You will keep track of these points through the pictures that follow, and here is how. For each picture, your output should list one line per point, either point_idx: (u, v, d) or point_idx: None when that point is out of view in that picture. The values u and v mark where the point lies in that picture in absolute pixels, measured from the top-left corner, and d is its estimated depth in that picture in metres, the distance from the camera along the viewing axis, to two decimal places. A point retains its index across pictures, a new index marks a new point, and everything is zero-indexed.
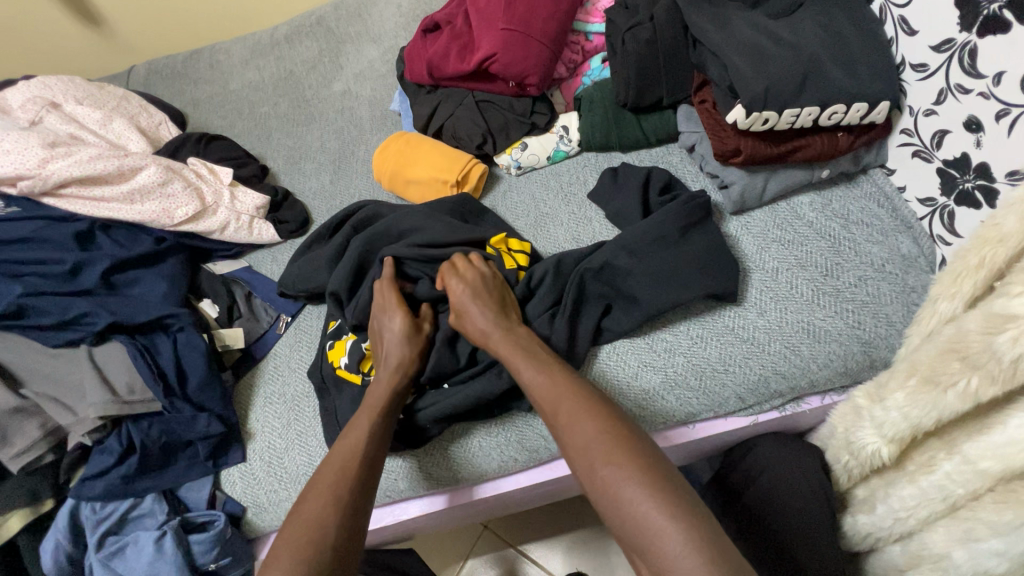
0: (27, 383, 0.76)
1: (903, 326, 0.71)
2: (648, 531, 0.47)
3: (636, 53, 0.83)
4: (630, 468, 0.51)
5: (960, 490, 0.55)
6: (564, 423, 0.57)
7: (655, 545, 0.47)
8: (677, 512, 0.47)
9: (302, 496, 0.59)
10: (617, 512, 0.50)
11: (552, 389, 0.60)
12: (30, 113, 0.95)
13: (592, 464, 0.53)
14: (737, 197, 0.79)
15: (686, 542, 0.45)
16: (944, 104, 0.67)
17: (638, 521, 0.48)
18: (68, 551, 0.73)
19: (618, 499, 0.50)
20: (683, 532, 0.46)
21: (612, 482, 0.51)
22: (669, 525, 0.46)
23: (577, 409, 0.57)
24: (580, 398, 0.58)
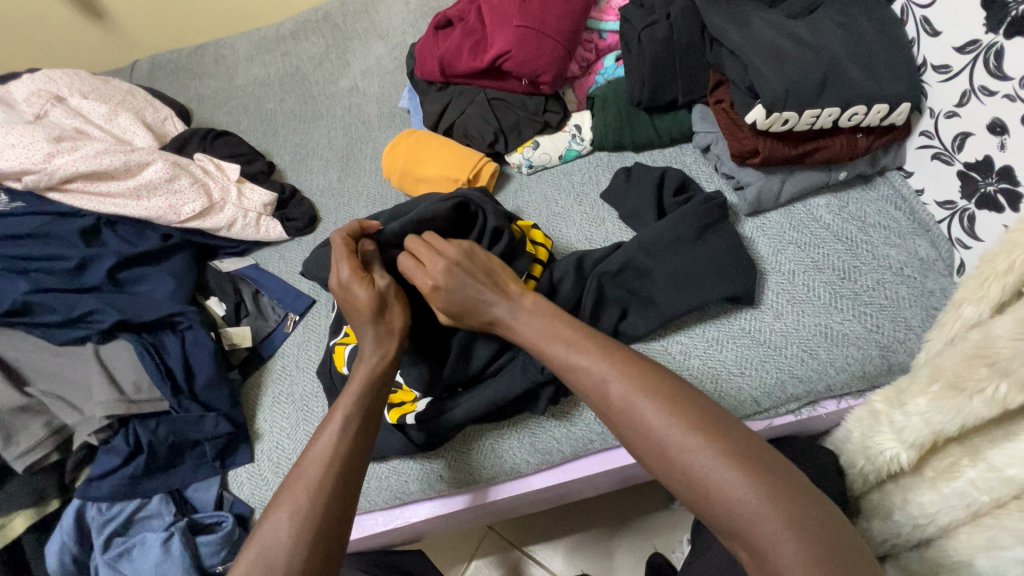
0: (33, 381, 0.75)
1: (922, 330, 0.70)
2: (747, 518, 0.44)
3: (652, 51, 0.82)
4: (716, 449, 0.47)
5: (985, 497, 0.55)
6: (622, 411, 0.52)
7: (754, 531, 0.44)
8: (774, 494, 0.45)
9: (272, 501, 0.53)
10: (707, 499, 0.47)
11: (601, 369, 0.55)
12: (35, 107, 0.94)
13: (668, 449, 0.49)
14: (753, 199, 0.78)
15: (789, 526, 0.43)
16: (967, 106, 0.66)
17: (733, 506, 0.45)
18: (73, 552, 0.72)
19: (706, 488, 0.47)
20: (786, 517, 0.44)
21: (699, 468, 0.47)
22: (770, 508, 0.44)
23: (632, 391, 0.52)
24: (633, 373, 0.54)
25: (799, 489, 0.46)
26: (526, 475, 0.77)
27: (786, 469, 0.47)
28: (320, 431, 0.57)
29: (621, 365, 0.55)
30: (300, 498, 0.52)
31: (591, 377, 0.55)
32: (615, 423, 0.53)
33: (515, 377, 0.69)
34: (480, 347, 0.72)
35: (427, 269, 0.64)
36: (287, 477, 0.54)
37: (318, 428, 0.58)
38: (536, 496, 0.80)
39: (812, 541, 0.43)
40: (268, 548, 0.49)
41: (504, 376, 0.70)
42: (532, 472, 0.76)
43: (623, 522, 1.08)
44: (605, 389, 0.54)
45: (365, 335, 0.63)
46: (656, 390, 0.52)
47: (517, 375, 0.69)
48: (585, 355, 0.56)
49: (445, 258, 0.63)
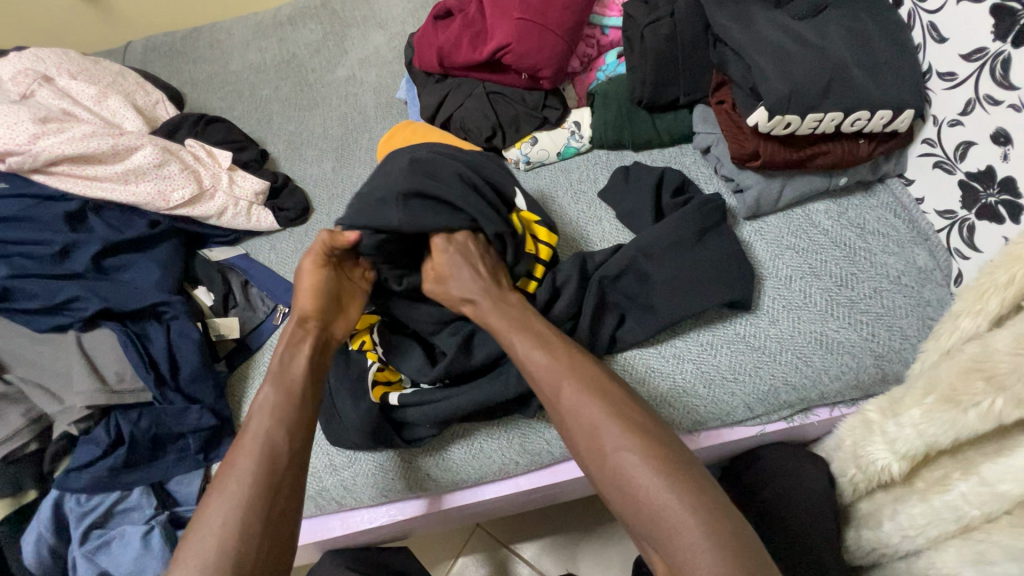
0: (13, 368, 0.73)
1: (918, 340, 0.69)
2: (667, 523, 0.46)
3: (655, 49, 0.81)
4: (648, 456, 0.49)
5: (976, 512, 0.55)
6: (569, 406, 0.55)
7: (673, 536, 0.46)
8: (698, 508, 0.46)
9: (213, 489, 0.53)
10: (631, 504, 0.49)
11: (557, 367, 0.57)
12: (21, 87, 0.91)
13: (604, 450, 0.51)
14: (752, 202, 0.77)
15: (706, 535, 0.45)
16: (970, 115, 0.65)
17: (655, 512, 0.47)
18: (51, 544, 0.70)
19: (632, 492, 0.49)
20: (706, 530, 0.45)
21: (626, 470, 0.50)
22: (690, 517, 0.46)
23: (582, 389, 0.55)
24: (586, 376, 0.56)
25: (724, 508, 0.47)
26: (515, 476, 0.76)
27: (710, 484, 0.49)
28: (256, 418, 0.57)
29: (575, 364, 0.58)
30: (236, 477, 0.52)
31: (542, 379, 0.58)
32: (560, 418, 0.56)
33: (510, 380, 0.68)
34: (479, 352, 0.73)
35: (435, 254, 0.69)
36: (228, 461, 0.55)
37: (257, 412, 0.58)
38: (523, 498, 0.80)
39: (727, 553, 0.44)
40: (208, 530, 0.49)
41: (499, 378, 0.69)
42: (520, 473, 0.75)
43: (610, 523, 1.08)
44: (555, 385, 0.56)
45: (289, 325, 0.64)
46: (603, 391, 0.55)
47: (512, 380, 0.68)
48: (543, 355, 0.59)
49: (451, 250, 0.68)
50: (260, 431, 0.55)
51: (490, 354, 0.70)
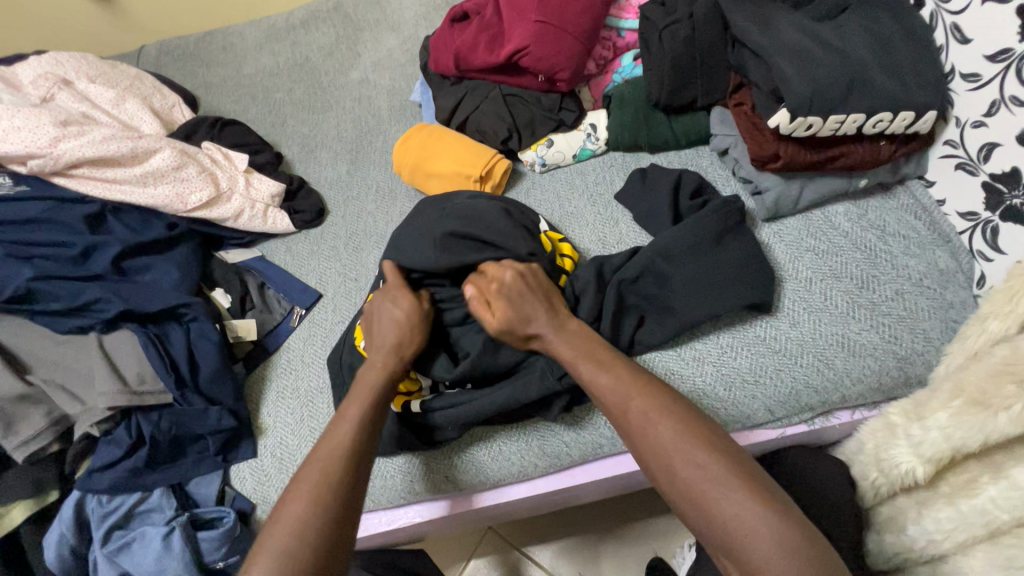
0: (34, 369, 0.74)
1: (940, 343, 0.69)
2: (742, 534, 0.46)
3: (672, 51, 0.81)
4: (717, 467, 0.50)
5: (1005, 516, 0.54)
6: (636, 420, 0.55)
7: (750, 548, 0.46)
8: (775, 519, 0.46)
9: (294, 485, 0.55)
10: (704, 516, 0.49)
11: (620, 382, 0.58)
12: (41, 90, 0.92)
13: (672, 463, 0.51)
14: (771, 204, 0.77)
15: (782, 545, 0.45)
16: (995, 116, 0.65)
17: (728, 524, 0.47)
18: (72, 544, 0.70)
19: (705, 504, 0.48)
20: (784, 542, 0.45)
21: (697, 483, 0.49)
22: (765, 527, 0.46)
23: (647, 404, 0.55)
24: (651, 391, 0.57)
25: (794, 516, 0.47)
26: (533, 478, 0.76)
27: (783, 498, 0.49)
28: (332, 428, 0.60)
29: (638, 380, 0.58)
30: (321, 479, 0.55)
31: (606, 393, 0.58)
32: (626, 433, 0.56)
33: (531, 381, 0.68)
34: None
35: (495, 277, 0.69)
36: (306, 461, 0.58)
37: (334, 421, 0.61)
38: (540, 500, 0.79)
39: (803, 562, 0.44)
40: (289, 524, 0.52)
41: (518, 380, 0.69)
42: (539, 475, 0.75)
43: (624, 526, 1.07)
44: (619, 400, 0.57)
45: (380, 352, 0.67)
46: (668, 406, 0.55)
47: (533, 381, 0.68)
48: (606, 371, 0.59)
49: (513, 271, 0.69)
50: (346, 437, 0.59)
51: (508, 356, 0.71)
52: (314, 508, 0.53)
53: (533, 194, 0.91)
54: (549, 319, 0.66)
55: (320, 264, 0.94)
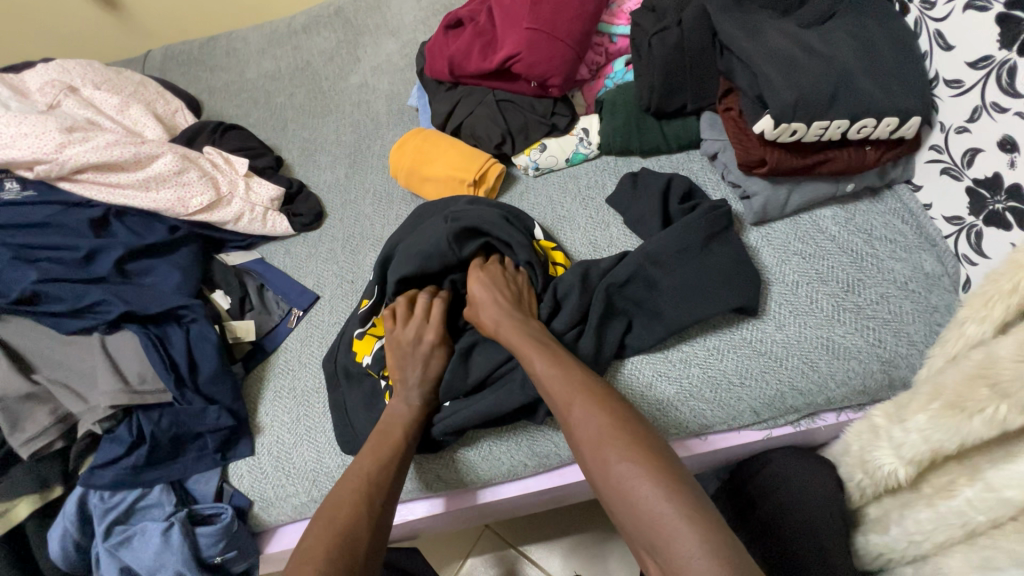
0: (39, 368, 0.76)
1: (924, 346, 0.70)
2: (664, 531, 0.46)
3: (662, 56, 0.82)
4: (648, 466, 0.51)
5: (982, 517, 0.55)
6: (578, 417, 0.57)
7: (668, 543, 0.46)
8: (695, 516, 0.46)
9: (338, 487, 0.62)
10: (632, 515, 0.49)
11: (568, 381, 0.61)
12: (48, 97, 0.95)
13: (606, 462, 0.53)
14: (759, 209, 0.78)
15: (702, 542, 0.44)
16: (977, 122, 0.66)
17: (650, 518, 0.47)
18: (75, 539, 0.73)
19: (629, 499, 0.49)
20: (702, 539, 0.45)
21: (625, 478, 0.51)
22: (686, 525, 0.46)
23: (589, 402, 0.58)
24: (596, 392, 0.59)
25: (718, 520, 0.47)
26: (523, 477, 0.78)
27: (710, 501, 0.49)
28: (367, 454, 0.65)
29: (585, 381, 0.61)
30: (364, 485, 0.62)
31: (554, 393, 0.61)
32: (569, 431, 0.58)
33: (513, 390, 0.70)
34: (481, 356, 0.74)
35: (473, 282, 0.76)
36: (350, 469, 0.64)
37: (376, 438, 0.68)
38: (531, 500, 0.81)
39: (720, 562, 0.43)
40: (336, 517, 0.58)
41: (502, 389, 0.71)
42: (529, 474, 0.77)
43: None
44: (565, 403, 0.59)
45: (415, 389, 0.72)
46: (609, 406, 0.57)
47: (515, 390, 0.70)
48: (556, 370, 0.62)
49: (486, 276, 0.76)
50: (389, 453, 0.66)
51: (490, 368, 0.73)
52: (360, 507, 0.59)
53: (526, 198, 0.93)
54: (513, 315, 0.71)
55: (318, 266, 0.96)
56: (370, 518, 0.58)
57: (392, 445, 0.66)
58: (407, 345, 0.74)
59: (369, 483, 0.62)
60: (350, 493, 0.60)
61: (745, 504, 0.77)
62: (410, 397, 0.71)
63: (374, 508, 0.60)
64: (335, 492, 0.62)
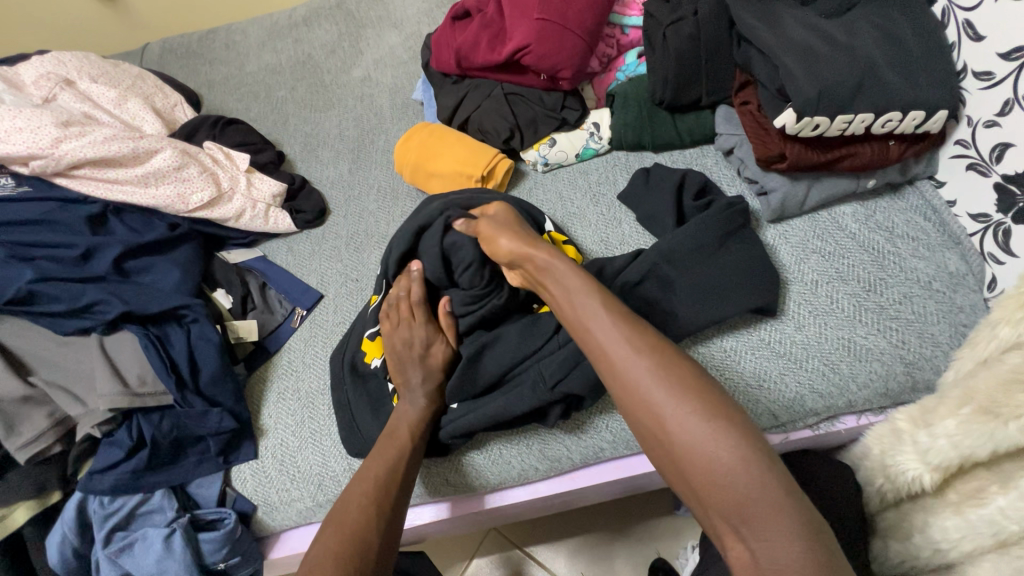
0: (36, 370, 0.74)
1: (949, 348, 0.67)
2: (764, 505, 0.43)
3: (677, 48, 0.79)
4: (737, 433, 0.46)
5: (1013, 527, 0.53)
6: (654, 373, 0.50)
7: (770, 519, 0.43)
8: (791, 490, 0.44)
9: (344, 497, 0.60)
10: (702, 482, 0.46)
11: (634, 335, 0.53)
12: (43, 90, 0.92)
13: (684, 423, 0.47)
14: (777, 206, 0.75)
15: (785, 516, 0.42)
16: (1008, 115, 0.63)
17: (749, 491, 0.44)
18: (74, 545, 0.71)
19: (724, 468, 0.45)
20: (800, 515, 0.43)
21: (717, 445, 0.45)
22: (787, 499, 0.43)
23: (664, 360, 0.51)
24: (665, 348, 0.52)
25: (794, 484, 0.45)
26: (533, 481, 0.76)
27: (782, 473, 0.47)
28: (376, 457, 0.64)
29: (650, 334, 0.53)
30: (370, 494, 0.59)
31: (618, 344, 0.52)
32: (637, 386, 0.50)
33: (525, 392, 0.68)
34: (492, 357, 0.72)
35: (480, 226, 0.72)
36: (356, 477, 0.62)
37: (383, 441, 0.65)
38: (541, 503, 0.79)
39: (816, 537, 0.42)
40: (341, 529, 0.56)
41: (513, 391, 0.69)
42: (540, 478, 0.75)
43: (627, 527, 1.07)
44: (610, 358, 0.53)
45: (417, 391, 0.70)
46: (681, 363, 0.51)
47: (526, 392, 0.68)
48: (616, 321, 0.54)
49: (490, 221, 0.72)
50: (396, 459, 0.63)
51: (502, 367, 0.71)
52: (368, 517, 0.57)
53: (534, 195, 0.90)
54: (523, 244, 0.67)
55: (321, 264, 0.93)
56: (383, 523, 0.57)
57: (398, 447, 0.64)
58: (407, 349, 0.72)
59: (375, 492, 0.60)
60: (355, 503, 0.58)
61: None
62: (414, 400, 0.70)
63: (385, 517, 0.58)
64: (341, 501, 0.60)
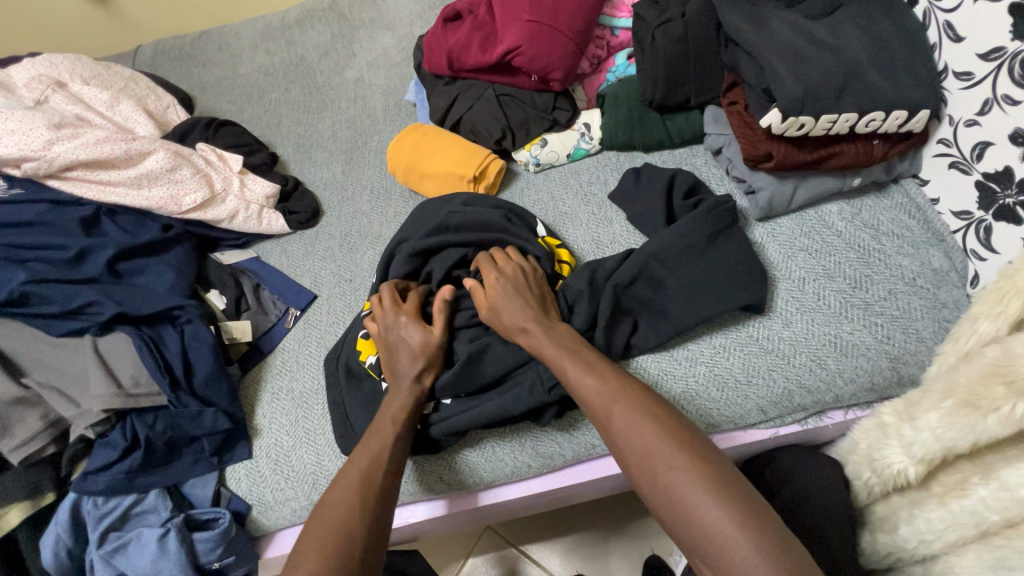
0: (30, 371, 0.74)
1: (933, 343, 0.69)
2: (719, 539, 0.46)
3: (666, 49, 0.80)
4: (696, 474, 0.50)
5: (995, 517, 0.54)
6: (621, 426, 0.56)
7: (727, 551, 0.46)
8: (748, 520, 0.46)
9: (326, 495, 0.59)
10: (682, 524, 0.49)
11: (607, 388, 0.58)
12: (35, 93, 0.92)
13: (650, 469, 0.52)
14: (764, 204, 0.77)
15: (755, 555, 0.45)
16: (988, 115, 0.64)
17: (705, 527, 0.47)
18: (68, 546, 0.71)
19: (683, 509, 0.49)
20: (758, 543, 0.45)
21: (677, 488, 0.50)
22: (740, 532, 0.46)
23: (630, 411, 0.56)
24: (634, 398, 0.57)
25: (778, 528, 0.47)
26: (527, 478, 0.76)
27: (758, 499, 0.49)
28: (364, 449, 0.63)
29: (624, 384, 0.59)
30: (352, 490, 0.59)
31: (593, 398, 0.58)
32: (613, 439, 0.56)
33: (522, 393, 0.68)
34: (491, 357, 0.72)
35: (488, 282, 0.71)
36: (338, 474, 0.62)
37: (367, 435, 0.65)
38: (536, 500, 0.80)
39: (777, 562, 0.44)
40: (323, 528, 0.55)
41: (510, 392, 0.69)
42: (533, 475, 0.76)
43: (621, 524, 1.08)
44: (606, 411, 0.57)
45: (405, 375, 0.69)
46: (652, 411, 0.56)
47: (524, 394, 0.68)
48: (590, 374, 0.60)
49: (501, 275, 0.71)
50: (378, 453, 0.62)
51: (500, 369, 0.71)
52: (350, 514, 0.56)
53: (524, 196, 0.91)
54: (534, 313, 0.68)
55: (315, 265, 0.94)
56: (365, 518, 0.57)
57: (382, 440, 0.64)
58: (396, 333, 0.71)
59: (357, 487, 0.59)
60: (338, 501, 0.58)
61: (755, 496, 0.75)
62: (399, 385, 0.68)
63: (368, 513, 0.57)
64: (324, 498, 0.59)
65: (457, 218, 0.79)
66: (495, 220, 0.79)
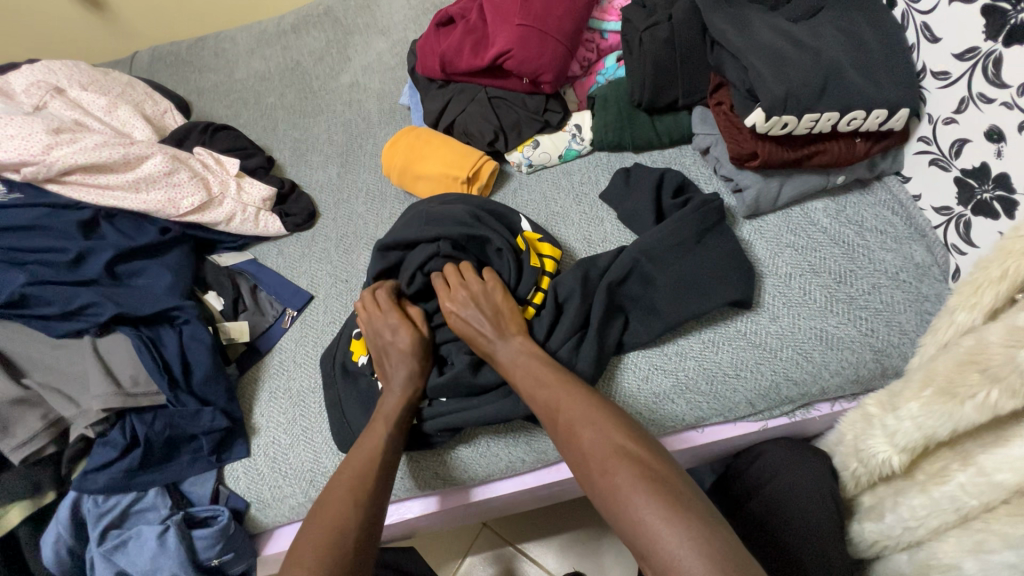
0: (29, 372, 0.75)
1: (916, 335, 0.70)
2: (646, 533, 0.48)
3: (653, 52, 0.82)
4: (630, 474, 0.52)
5: (973, 501, 0.55)
6: (566, 434, 0.59)
7: (654, 543, 0.48)
8: (673, 514, 0.48)
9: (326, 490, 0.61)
10: (618, 519, 0.51)
11: (556, 399, 0.62)
12: (34, 99, 0.93)
13: (591, 471, 0.55)
14: (751, 202, 0.78)
15: (679, 545, 0.46)
16: (964, 113, 0.66)
17: (636, 524, 0.49)
18: (69, 544, 0.72)
19: (617, 506, 0.51)
20: (682, 534, 0.47)
21: (613, 486, 0.52)
22: (664, 525, 0.48)
23: (576, 419, 0.59)
24: (580, 405, 0.60)
25: (697, 513, 0.48)
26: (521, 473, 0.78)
27: (690, 494, 0.51)
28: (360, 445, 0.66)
29: (572, 393, 0.62)
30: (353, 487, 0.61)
31: (545, 408, 0.62)
32: (563, 445, 0.60)
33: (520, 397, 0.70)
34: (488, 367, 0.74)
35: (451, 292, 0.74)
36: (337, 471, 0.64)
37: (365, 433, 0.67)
38: (531, 495, 0.81)
39: (703, 549, 0.46)
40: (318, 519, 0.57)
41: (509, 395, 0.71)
42: (528, 470, 0.77)
43: None
44: (554, 418, 0.61)
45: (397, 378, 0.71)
46: (596, 417, 0.59)
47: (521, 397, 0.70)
48: (541, 387, 0.64)
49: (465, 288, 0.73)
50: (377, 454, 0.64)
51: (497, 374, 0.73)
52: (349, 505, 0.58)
53: (516, 197, 0.93)
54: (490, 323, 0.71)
55: (312, 266, 0.95)
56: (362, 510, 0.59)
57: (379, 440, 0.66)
58: (378, 337, 0.74)
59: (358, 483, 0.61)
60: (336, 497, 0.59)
61: (745, 490, 0.78)
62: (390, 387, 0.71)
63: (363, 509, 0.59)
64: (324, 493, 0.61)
65: (435, 215, 0.81)
66: (464, 217, 0.79)
